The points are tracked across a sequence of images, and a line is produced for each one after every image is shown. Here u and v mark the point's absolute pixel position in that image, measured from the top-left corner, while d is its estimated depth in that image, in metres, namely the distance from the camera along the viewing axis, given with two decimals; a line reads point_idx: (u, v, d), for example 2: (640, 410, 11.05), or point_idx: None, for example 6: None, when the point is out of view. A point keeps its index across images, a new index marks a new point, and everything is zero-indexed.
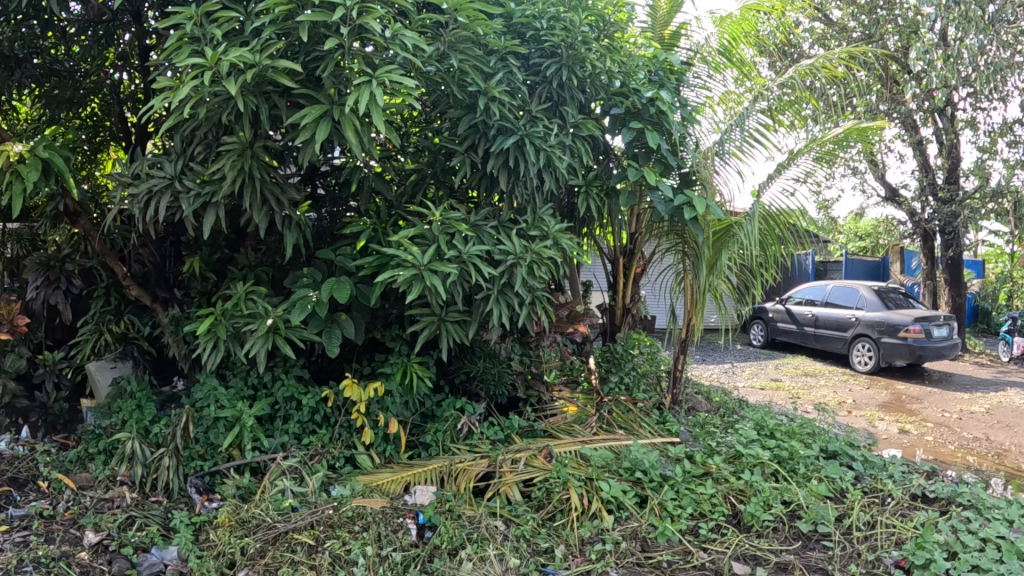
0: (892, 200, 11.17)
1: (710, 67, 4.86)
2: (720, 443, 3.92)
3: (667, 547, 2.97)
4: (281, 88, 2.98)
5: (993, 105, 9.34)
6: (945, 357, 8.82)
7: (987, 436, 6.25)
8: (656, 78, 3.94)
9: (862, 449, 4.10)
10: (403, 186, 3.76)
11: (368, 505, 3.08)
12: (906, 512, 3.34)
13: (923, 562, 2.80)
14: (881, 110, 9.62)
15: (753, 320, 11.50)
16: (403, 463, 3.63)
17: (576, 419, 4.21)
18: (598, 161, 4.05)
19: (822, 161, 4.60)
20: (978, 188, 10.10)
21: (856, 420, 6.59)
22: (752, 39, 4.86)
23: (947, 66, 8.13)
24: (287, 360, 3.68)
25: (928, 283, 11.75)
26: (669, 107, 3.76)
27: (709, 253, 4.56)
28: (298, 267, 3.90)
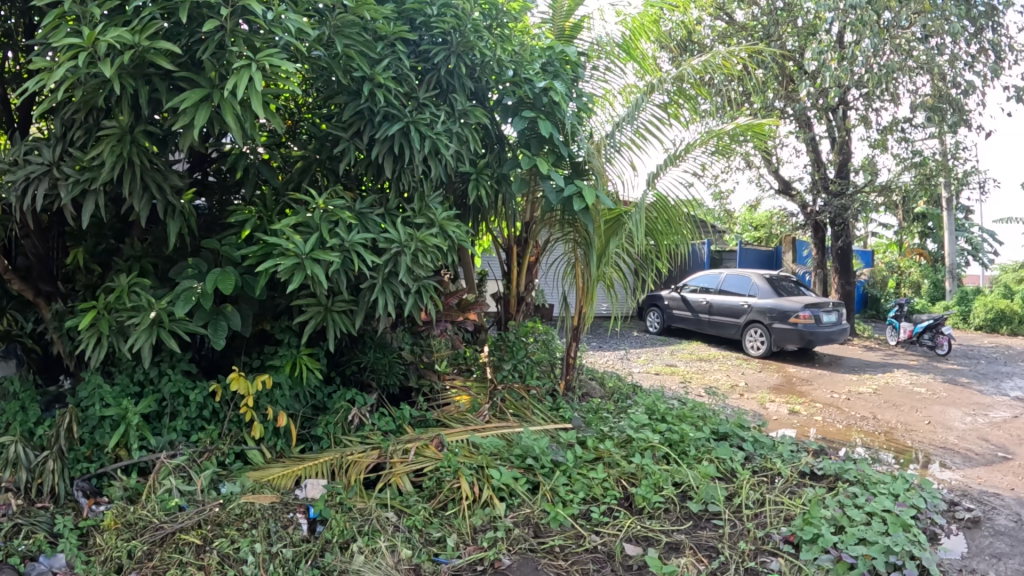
0: (785, 193, 11.65)
1: (610, 61, 4.94)
2: (612, 428, 4.03)
3: (560, 532, 3.00)
4: (162, 70, 2.85)
5: (882, 106, 9.86)
6: (833, 342, 9.27)
7: (874, 414, 6.62)
8: (551, 69, 3.97)
9: (751, 430, 4.27)
10: (289, 174, 3.68)
11: (257, 501, 3.00)
12: (795, 489, 3.51)
13: (810, 537, 2.95)
14: (777, 106, 10.04)
15: (651, 308, 11.82)
16: (295, 458, 3.56)
17: (469, 408, 4.22)
18: (494, 150, 4.03)
19: (718, 156, 4.75)
20: (867, 182, 10.67)
21: (749, 402, 6.86)
22: (653, 35, 4.96)
23: (842, 67, 8.58)
24: (173, 355, 3.55)
25: (819, 272, 12.36)
26: (561, 96, 3.81)
27: (600, 242, 4.61)
28: (185, 258, 3.75)
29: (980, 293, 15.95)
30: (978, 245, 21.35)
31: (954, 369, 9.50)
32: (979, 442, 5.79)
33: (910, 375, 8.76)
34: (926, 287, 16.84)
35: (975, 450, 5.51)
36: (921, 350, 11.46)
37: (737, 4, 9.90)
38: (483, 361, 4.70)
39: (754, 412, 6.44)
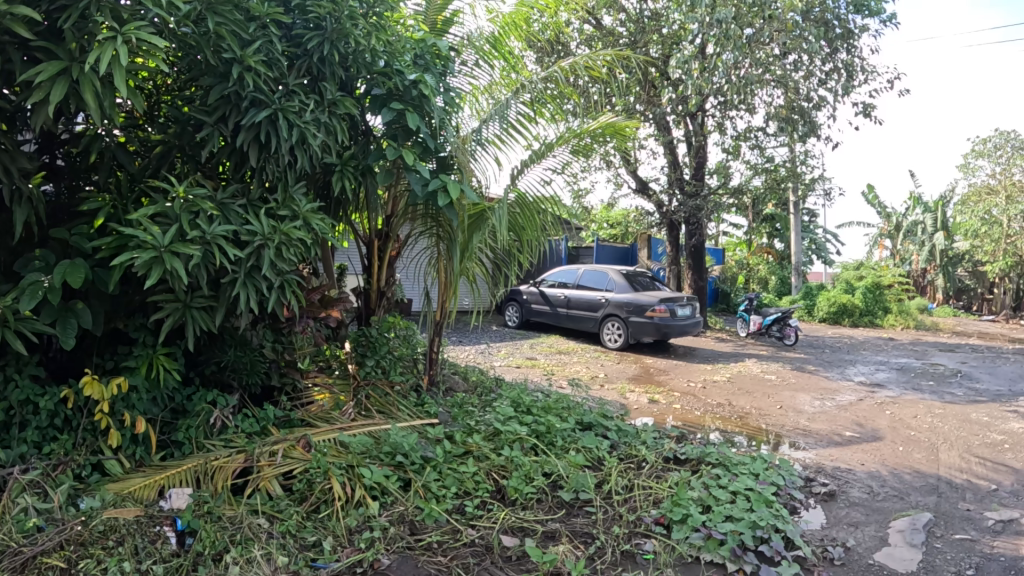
0: (642, 194, 12.12)
1: (478, 56, 4.99)
2: (479, 421, 4.15)
3: (436, 528, 3.04)
4: (18, 39, 2.69)
5: (738, 113, 10.43)
6: (689, 334, 9.74)
7: (729, 400, 7.01)
8: (422, 62, 3.96)
9: (614, 420, 4.53)
10: (147, 160, 3.56)
11: (121, 515, 2.86)
12: (661, 473, 3.73)
13: (681, 517, 3.17)
14: (639, 110, 10.31)
15: (509, 303, 12.00)
16: (157, 467, 3.41)
17: (332, 406, 4.27)
18: (359, 141, 3.93)
19: (579, 155, 4.90)
20: (721, 184, 11.31)
21: (610, 392, 7.08)
22: (524, 34, 5.15)
23: (703, 76, 9.05)
24: (20, 359, 3.27)
25: (673, 268, 12.90)
26: (431, 90, 3.81)
27: (463, 237, 4.71)
28: (32, 248, 3.43)
29: (823, 288, 17.57)
30: (819, 243, 23.15)
31: (802, 358, 10.25)
32: (827, 422, 6.27)
33: (762, 364, 9.36)
34: (773, 283, 19.14)
35: (823, 430, 5.95)
36: (769, 340, 12.27)
37: (606, 10, 10.23)
38: (345, 358, 4.68)
39: (615, 402, 6.63)
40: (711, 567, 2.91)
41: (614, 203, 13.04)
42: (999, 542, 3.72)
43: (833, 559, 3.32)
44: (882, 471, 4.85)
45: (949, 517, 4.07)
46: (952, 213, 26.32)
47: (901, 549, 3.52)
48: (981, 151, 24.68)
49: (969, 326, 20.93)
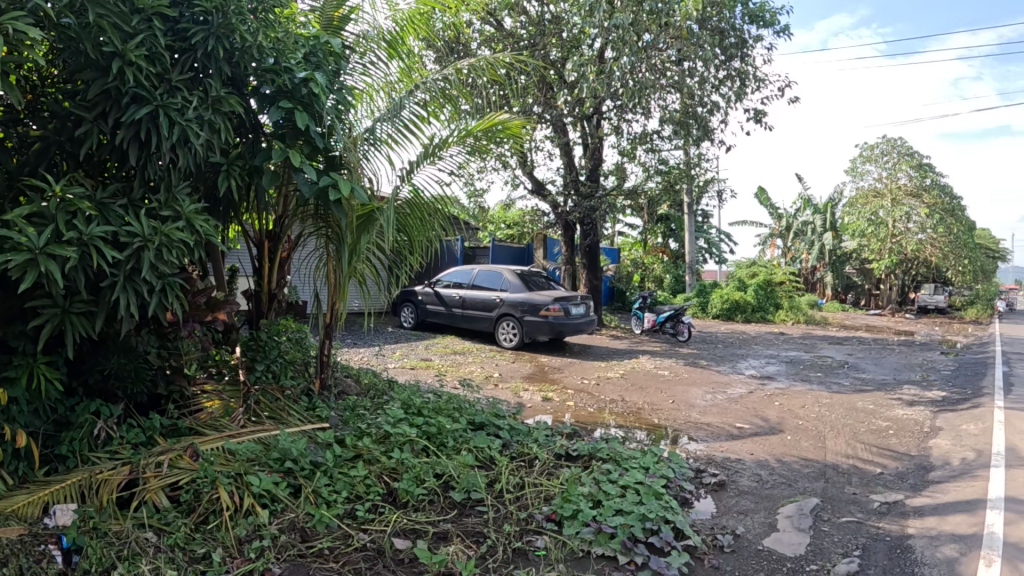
0: (539, 194, 12.27)
1: (374, 55, 4.98)
2: (369, 425, 4.14)
3: (327, 534, 3.02)
4: None
5: (634, 117, 10.72)
6: (582, 333, 10.00)
7: (621, 396, 7.20)
8: (313, 59, 3.87)
9: (507, 419, 4.74)
10: (24, 156, 3.37)
11: (2, 534, 2.66)
12: (552, 471, 3.94)
13: (571, 513, 3.35)
14: (534, 111, 10.44)
15: (404, 303, 11.89)
16: (41, 482, 3.20)
17: (222, 413, 4.18)
18: (247, 139, 3.82)
19: (474, 155, 4.97)
20: (616, 185, 11.62)
21: (504, 392, 7.07)
22: (422, 34, 5.14)
23: (599, 80, 9.15)
24: None
25: (568, 268, 13.16)
26: (322, 89, 3.74)
27: (351, 238, 4.61)
28: None
29: (716, 286, 18.99)
30: (714, 241, 24.03)
31: (695, 354, 10.63)
32: (716, 415, 6.55)
33: (655, 360, 9.66)
34: (668, 281, 20.03)
35: (714, 423, 6.19)
36: (662, 336, 12.67)
37: (506, 12, 10.35)
38: (235, 364, 4.53)
39: (509, 401, 6.62)
40: (601, 559, 3.06)
41: (510, 203, 13.19)
42: (884, 523, 4.01)
43: (722, 547, 3.44)
44: (772, 461, 5.09)
45: (837, 501, 4.34)
46: (839, 214, 27.94)
47: (789, 534, 3.71)
48: (868, 157, 26.16)
49: (851, 320, 22.32)
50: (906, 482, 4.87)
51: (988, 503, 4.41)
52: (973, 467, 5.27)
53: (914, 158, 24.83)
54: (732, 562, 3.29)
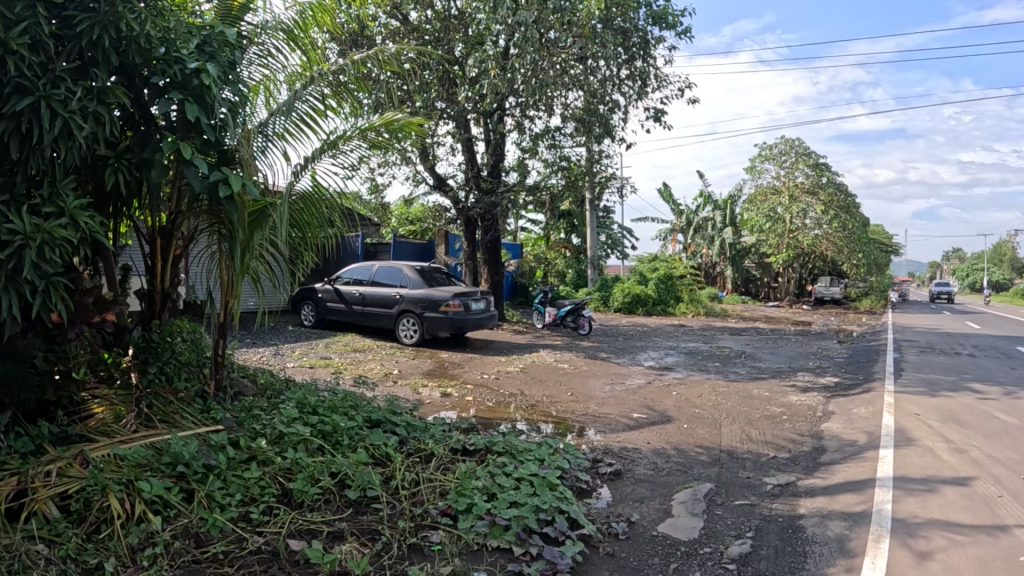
0: (440, 190, 12.35)
1: (276, 45, 4.96)
2: (264, 425, 4.08)
3: (221, 538, 2.99)
4: None
5: (536, 114, 10.90)
6: (484, 328, 10.26)
7: (520, 390, 7.31)
8: (208, 49, 3.78)
9: (403, 416, 4.73)
10: None
11: None
12: (447, 466, 4.00)
13: (465, 507, 3.42)
14: (437, 106, 10.50)
15: (304, 302, 11.62)
16: None
17: (114, 418, 4.07)
18: (139, 132, 3.65)
19: (373, 149, 5.05)
20: (519, 182, 11.87)
21: (402, 389, 7.00)
22: (327, 26, 5.05)
23: (499, 75, 9.33)
24: None
25: (470, 263, 13.29)
26: (214, 80, 3.64)
27: (244, 236, 4.54)
28: None
29: (618, 282, 20.04)
30: (615, 240, 24.64)
31: (595, 347, 10.90)
32: (615, 405, 6.74)
33: (557, 354, 9.86)
34: (569, 276, 20.87)
35: (612, 414, 6.36)
36: (564, 330, 13.02)
37: (412, 6, 10.40)
38: (128, 366, 4.36)
39: (408, 397, 6.57)
40: (496, 551, 3.12)
41: (411, 199, 13.21)
42: (777, 505, 4.25)
43: (618, 534, 3.55)
44: (669, 449, 5.27)
45: (732, 485, 4.55)
46: (739, 210, 29.15)
47: (684, 518, 3.87)
48: (766, 155, 27.31)
49: (750, 311, 23.31)
50: (798, 465, 5.14)
51: (877, 481, 4.70)
52: (860, 448, 5.61)
53: (811, 159, 26.53)
54: (626, 549, 3.41)
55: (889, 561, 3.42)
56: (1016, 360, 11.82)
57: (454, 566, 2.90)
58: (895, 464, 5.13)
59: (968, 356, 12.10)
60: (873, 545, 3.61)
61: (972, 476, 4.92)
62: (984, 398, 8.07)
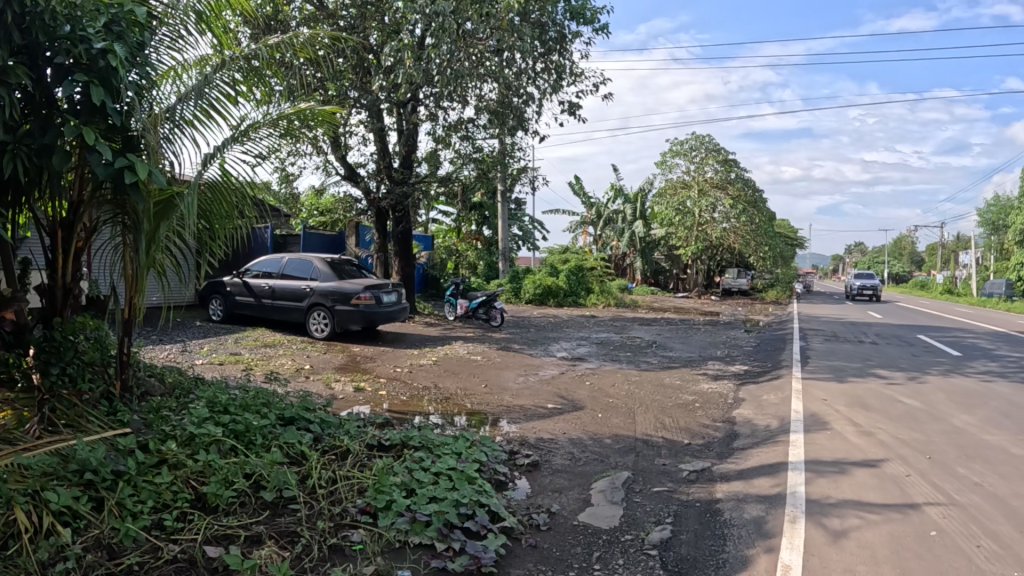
0: (351, 180, 12.21)
1: (185, 29, 4.75)
2: (173, 426, 3.91)
3: (135, 548, 2.86)
4: None
5: (449, 105, 10.90)
6: (396, 320, 10.34)
7: (434, 383, 7.29)
8: (116, 28, 3.59)
9: (316, 412, 4.64)
10: None
11: None
12: (364, 462, 3.94)
13: (385, 504, 3.36)
14: (350, 95, 10.37)
15: (212, 295, 11.21)
16: None
17: (15, 425, 3.90)
18: (41, 116, 3.49)
19: (284, 138, 4.90)
20: (430, 172, 12.12)
21: (314, 383, 6.89)
22: (238, 11, 4.89)
23: (415, 66, 9.27)
24: None
25: (381, 255, 13.19)
26: (122, 62, 3.47)
27: (149, 227, 4.34)
28: None
29: (529, 273, 20.24)
30: (527, 231, 25.17)
31: (508, 339, 10.97)
32: (528, 396, 6.79)
33: (470, 346, 9.87)
34: (481, 267, 21.42)
35: (525, 405, 6.40)
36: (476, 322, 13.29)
37: None
38: (29, 369, 4.29)
39: (320, 393, 6.44)
40: (418, 548, 3.08)
41: (321, 190, 13.00)
42: (693, 490, 4.36)
43: (539, 525, 3.57)
44: (586, 439, 5.34)
45: (649, 473, 4.64)
46: (647, 204, 29.93)
47: (603, 507, 3.92)
48: (676, 150, 28.01)
49: (661, 302, 23.94)
50: (713, 452, 5.28)
51: (788, 465, 4.87)
52: (772, 433, 5.80)
53: (719, 155, 27.39)
54: (549, 540, 3.43)
55: (805, 542, 3.55)
56: (912, 347, 12.51)
57: (375, 566, 2.85)
58: (805, 448, 5.33)
59: (869, 343, 12.72)
60: (790, 527, 3.73)
61: (879, 457, 5.15)
62: (890, 383, 8.47)
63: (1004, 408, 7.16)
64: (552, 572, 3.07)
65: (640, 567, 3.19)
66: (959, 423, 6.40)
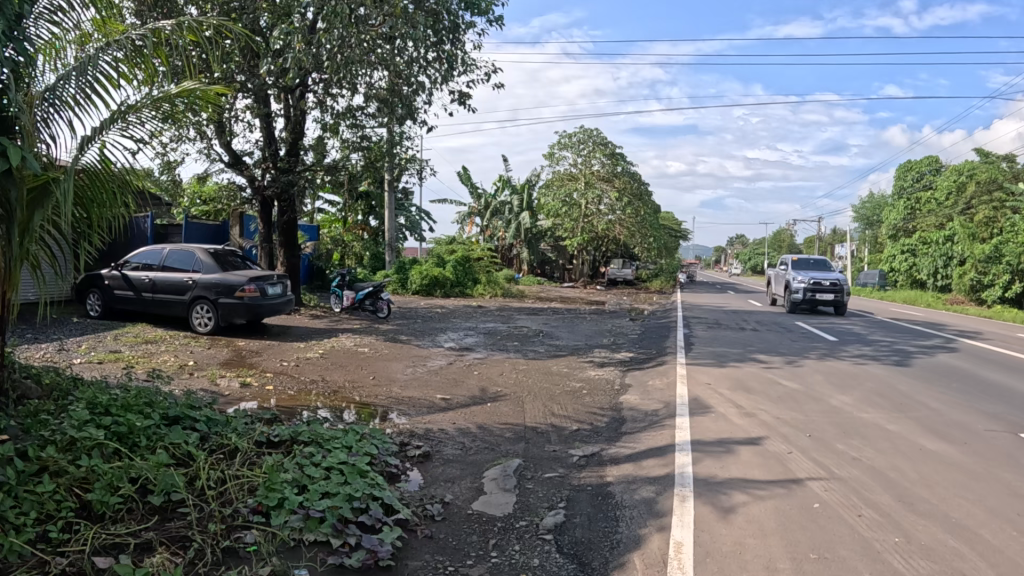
0: (235, 168, 11.84)
1: (65, 3, 4.49)
2: (51, 432, 3.70)
3: (19, 564, 2.71)
4: None
5: (337, 92, 10.76)
6: (280, 313, 10.20)
7: (321, 376, 7.20)
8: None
9: (201, 409, 4.50)
10: None
11: None
12: (253, 460, 3.86)
13: (276, 503, 3.31)
14: (238, 79, 10.32)
15: (89, 289, 10.62)
16: None
17: None
18: None
19: (169, 121, 4.69)
20: (318, 161, 11.87)
21: (198, 379, 6.67)
22: None
23: (303, 50, 9.05)
24: None
25: (265, 246, 12.80)
26: None
27: (21, 215, 4.10)
28: None
29: (415, 263, 20.22)
30: (414, 221, 25.12)
31: (395, 330, 10.94)
32: (416, 387, 6.81)
33: (356, 337, 9.78)
34: (367, 259, 21.23)
35: (415, 396, 6.42)
36: (362, 313, 13.18)
37: None
38: None
39: (204, 390, 6.23)
40: (313, 545, 3.06)
41: (204, 177, 12.59)
42: (584, 474, 4.50)
43: (433, 516, 3.60)
44: (474, 428, 5.41)
45: (540, 459, 4.75)
46: (536, 196, 30.41)
47: (496, 495, 4.00)
48: (565, 143, 28.62)
49: (547, 292, 24.40)
50: (601, 437, 5.45)
51: (675, 447, 5.09)
52: (657, 417, 6.04)
53: (606, 148, 29.13)
54: (444, 530, 3.47)
55: (694, 518, 3.74)
56: (789, 332, 13.28)
57: (270, 567, 2.82)
58: (691, 430, 5.59)
59: (749, 329, 13.42)
60: (679, 505, 3.92)
61: (762, 436, 5.47)
62: (769, 367, 8.97)
63: (877, 387, 7.72)
64: (450, 562, 3.12)
65: (536, 552, 3.29)
66: (835, 402, 6.86)
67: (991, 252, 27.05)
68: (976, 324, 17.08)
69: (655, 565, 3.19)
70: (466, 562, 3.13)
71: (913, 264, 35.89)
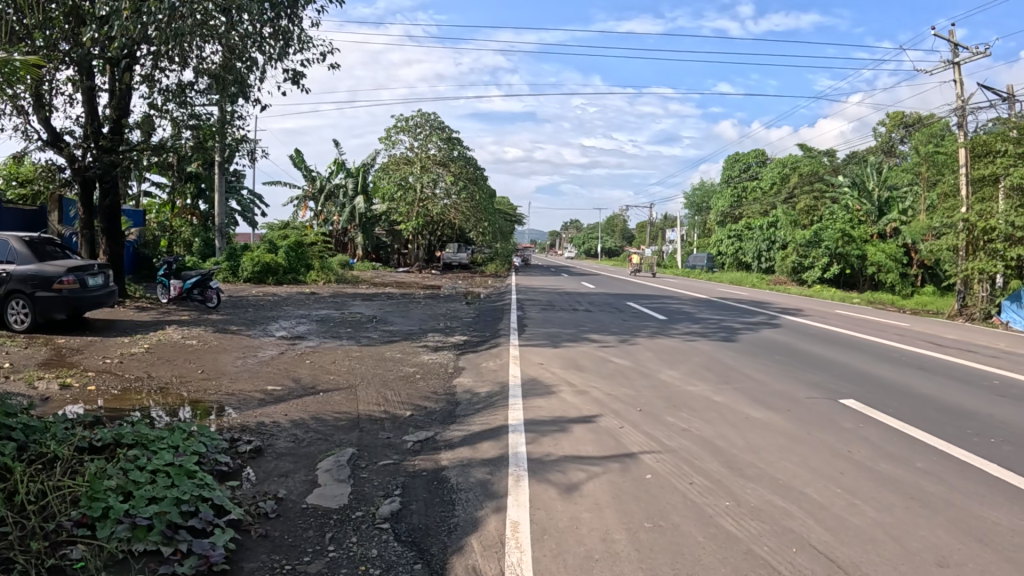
0: (53, 146, 10.92)
1: None
2: None
3: None
4: None
5: (165, 65, 10.16)
6: (101, 305, 9.59)
7: (149, 373, 6.88)
8: None
9: (18, 415, 4.21)
10: None
11: None
12: (75, 467, 3.68)
13: (102, 512, 3.20)
14: (59, 48, 9.65)
15: None
16: None
17: None
18: None
19: None
20: (142, 141, 11.22)
21: (13, 383, 6.18)
22: None
23: (129, 19, 8.48)
24: None
25: (86, 232, 11.83)
26: None
27: None
28: None
29: (246, 249, 19.51)
30: (246, 205, 24.17)
31: (225, 319, 10.58)
32: (248, 380, 6.68)
33: (182, 329, 9.38)
34: (195, 244, 20.23)
35: (246, 389, 6.30)
36: (190, 303, 12.68)
37: None
38: None
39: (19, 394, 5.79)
40: (142, 555, 2.99)
41: (17, 156, 11.49)
42: (418, 460, 4.64)
43: (267, 513, 3.62)
44: (307, 419, 5.40)
45: (375, 447, 4.84)
46: (374, 178, 30.11)
47: (329, 486, 4.05)
48: (401, 127, 28.44)
49: (382, 277, 24.15)
50: (436, 421, 5.61)
51: (509, 428, 5.33)
52: (492, 399, 6.28)
53: (443, 133, 29.07)
54: (278, 527, 3.50)
55: (530, 498, 3.97)
56: (622, 313, 14.07)
57: None
58: (524, 411, 5.87)
59: (583, 311, 14.09)
60: (515, 486, 4.14)
61: (596, 413, 5.83)
62: (602, 346, 9.50)
63: (705, 362, 8.36)
64: (287, 560, 3.16)
65: (374, 542, 3.39)
66: (663, 377, 7.41)
67: (809, 238, 29.82)
68: (789, 302, 18.87)
69: (492, 546, 3.38)
70: (303, 559, 3.18)
71: (738, 249, 38.84)
